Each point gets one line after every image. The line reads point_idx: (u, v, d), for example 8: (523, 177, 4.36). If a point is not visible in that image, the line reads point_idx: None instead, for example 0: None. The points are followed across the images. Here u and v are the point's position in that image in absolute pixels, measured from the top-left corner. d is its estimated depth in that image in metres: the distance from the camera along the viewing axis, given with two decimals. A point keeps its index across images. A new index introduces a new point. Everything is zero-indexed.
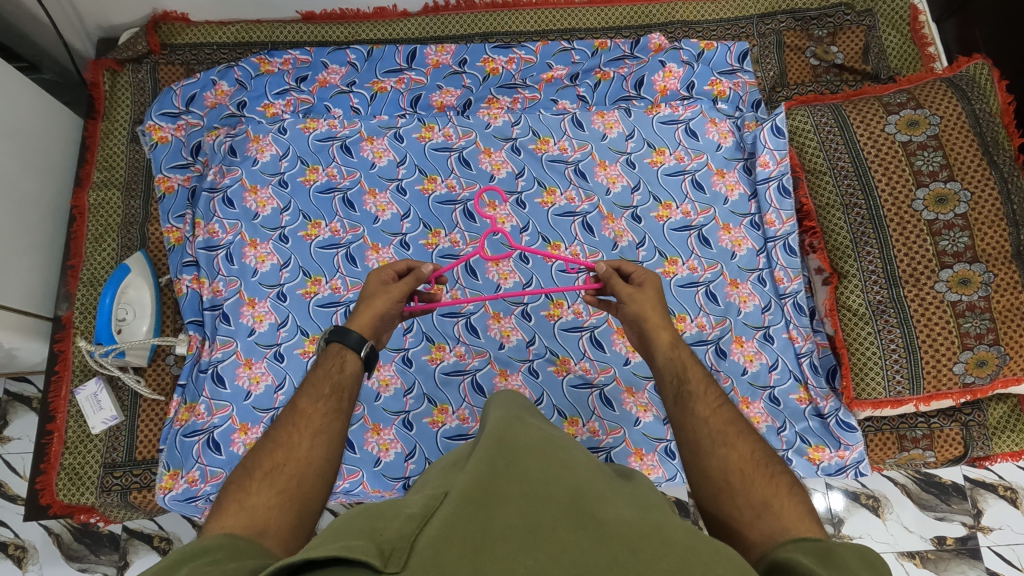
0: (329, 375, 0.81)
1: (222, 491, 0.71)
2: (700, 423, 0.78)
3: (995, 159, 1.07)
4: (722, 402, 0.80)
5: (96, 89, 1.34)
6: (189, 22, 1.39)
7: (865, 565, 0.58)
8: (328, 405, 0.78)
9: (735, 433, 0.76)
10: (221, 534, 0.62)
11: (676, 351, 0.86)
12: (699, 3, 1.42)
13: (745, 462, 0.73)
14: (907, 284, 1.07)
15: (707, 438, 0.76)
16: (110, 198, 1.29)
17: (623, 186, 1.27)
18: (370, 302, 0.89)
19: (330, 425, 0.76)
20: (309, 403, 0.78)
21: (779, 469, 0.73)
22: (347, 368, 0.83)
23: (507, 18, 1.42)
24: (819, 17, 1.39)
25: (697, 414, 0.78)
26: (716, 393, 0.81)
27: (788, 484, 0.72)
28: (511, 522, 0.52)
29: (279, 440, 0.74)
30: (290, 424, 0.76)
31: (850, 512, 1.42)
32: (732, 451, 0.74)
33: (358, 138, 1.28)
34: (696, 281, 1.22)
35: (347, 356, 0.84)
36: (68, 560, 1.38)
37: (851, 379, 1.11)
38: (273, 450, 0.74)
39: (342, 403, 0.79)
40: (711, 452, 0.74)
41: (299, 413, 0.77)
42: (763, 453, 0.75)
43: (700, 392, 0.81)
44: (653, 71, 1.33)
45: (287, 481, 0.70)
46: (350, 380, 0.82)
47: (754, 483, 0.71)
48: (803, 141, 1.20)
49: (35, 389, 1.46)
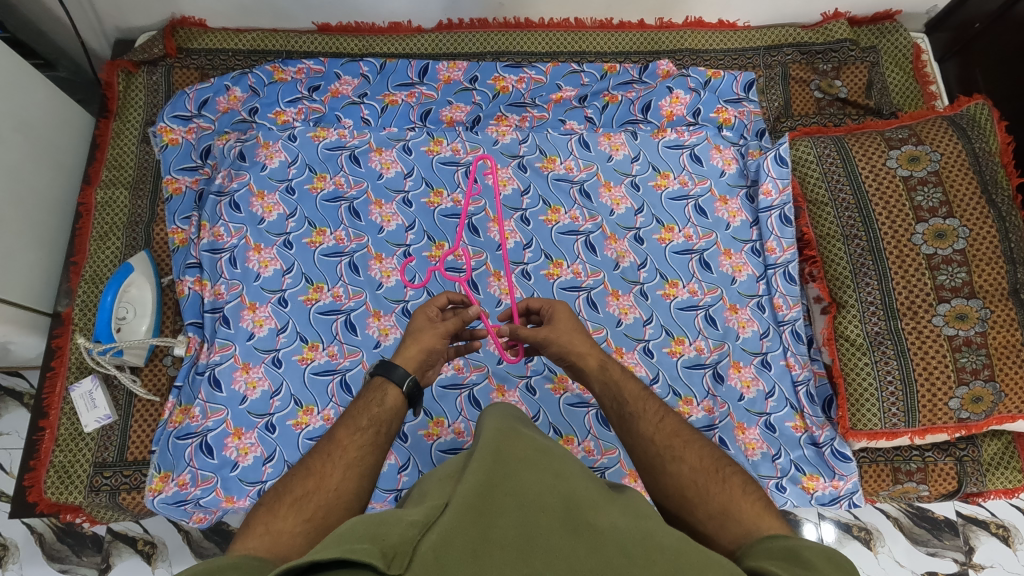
0: (368, 408, 0.81)
1: (251, 512, 0.72)
2: (646, 443, 0.78)
3: (994, 199, 1.09)
4: (662, 416, 0.81)
5: (111, 90, 1.36)
6: (206, 28, 1.41)
7: (833, 566, 0.58)
8: (365, 438, 0.78)
9: (681, 444, 0.77)
10: (241, 555, 0.63)
11: (605, 373, 0.88)
12: (707, 33, 1.45)
13: (696, 473, 0.74)
14: (904, 316, 1.08)
15: (656, 455, 0.76)
16: (117, 197, 1.30)
17: (626, 208, 1.28)
18: (419, 336, 0.90)
19: (365, 458, 0.76)
20: (348, 434, 0.78)
21: (729, 472, 0.75)
22: (387, 403, 0.82)
23: (518, 39, 1.44)
24: (824, 51, 1.42)
25: (641, 434, 0.79)
26: (654, 408, 0.82)
27: (741, 485, 0.74)
28: (508, 532, 0.52)
29: (313, 468, 0.75)
30: (325, 453, 0.76)
31: (842, 543, 1.42)
32: (682, 464, 0.75)
33: (367, 149, 1.29)
34: (696, 304, 1.23)
35: (389, 391, 0.83)
36: (49, 560, 1.36)
37: (847, 410, 1.12)
38: (305, 478, 0.74)
39: (379, 436, 0.79)
40: (662, 470, 0.75)
41: (337, 444, 0.77)
42: (711, 459, 0.76)
43: (641, 410, 0.81)
44: (661, 96, 1.35)
45: (314, 510, 0.71)
46: (390, 414, 0.81)
47: (710, 492, 0.72)
48: (805, 172, 1.21)
49: (27, 384, 1.45)
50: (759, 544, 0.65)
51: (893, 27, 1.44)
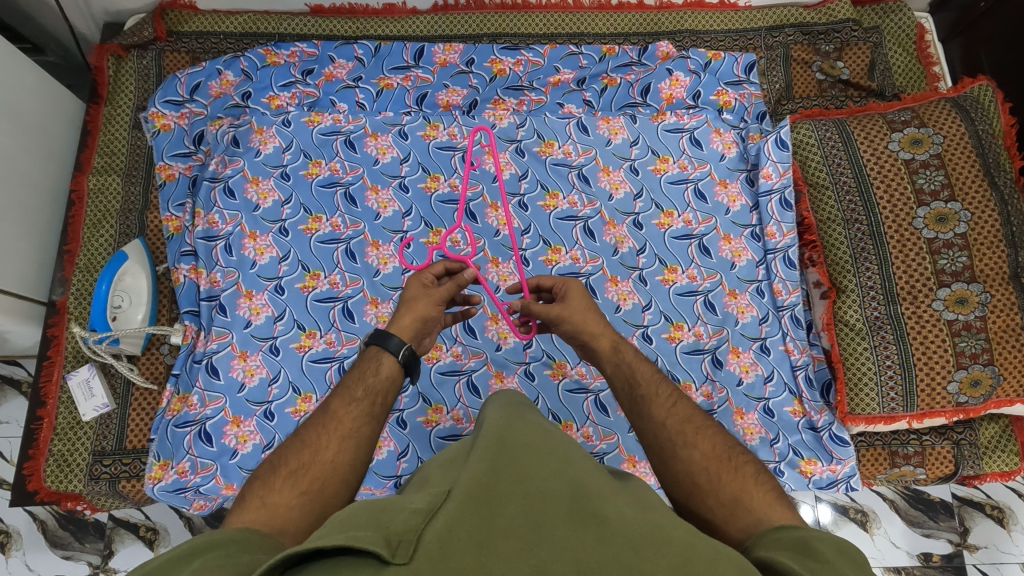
0: (363, 378, 0.81)
1: (247, 486, 0.72)
2: (658, 426, 0.78)
3: (996, 181, 1.08)
4: (676, 400, 0.81)
5: (100, 74, 1.33)
6: (197, 10, 1.38)
7: (844, 558, 0.57)
8: (361, 408, 0.77)
9: (694, 431, 0.77)
10: (240, 530, 0.63)
11: (618, 356, 0.88)
12: (708, 14, 1.42)
13: (709, 461, 0.74)
14: (905, 301, 1.08)
15: (668, 440, 0.76)
16: (110, 183, 1.29)
17: (625, 193, 1.27)
18: (413, 306, 0.90)
19: (360, 430, 0.76)
20: (343, 405, 0.77)
21: (742, 461, 0.75)
22: (382, 372, 0.82)
23: (515, 20, 1.41)
24: (827, 31, 1.38)
25: (654, 418, 0.79)
26: (667, 392, 0.82)
27: (752, 473, 0.73)
28: (514, 521, 0.52)
29: (308, 441, 0.74)
30: (321, 426, 0.76)
31: (839, 525, 1.43)
32: (694, 452, 0.75)
33: (362, 134, 1.27)
34: (695, 290, 1.22)
35: (384, 360, 0.83)
36: (52, 546, 1.37)
37: (846, 394, 1.12)
38: (300, 451, 0.74)
39: (374, 407, 0.78)
40: (673, 455, 0.75)
41: (332, 416, 0.77)
42: (724, 447, 0.76)
43: (653, 394, 0.82)
44: (660, 78, 1.33)
45: (310, 483, 0.70)
46: (385, 384, 0.81)
47: (722, 481, 0.72)
48: (807, 155, 1.20)
49: (25, 372, 1.44)
50: (773, 535, 0.65)
51: (897, 7, 1.41)
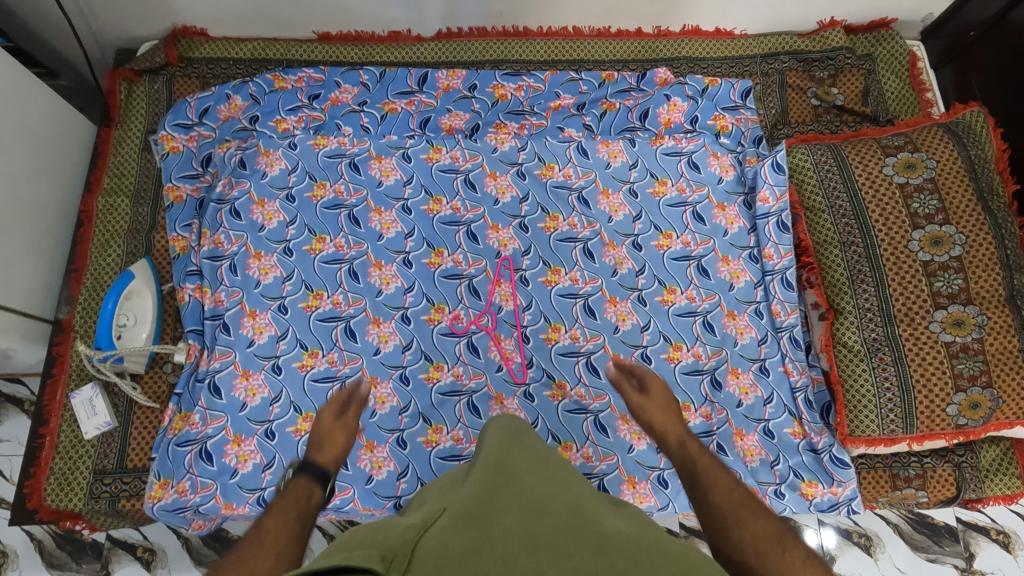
0: (296, 504, 0.87)
1: None
2: (713, 509, 0.82)
3: (990, 205, 1.10)
4: (733, 488, 0.84)
5: (113, 98, 1.37)
6: (208, 37, 1.42)
7: None
8: (293, 529, 0.81)
9: (747, 514, 0.79)
10: None
11: (685, 449, 0.95)
12: (704, 41, 1.46)
13: (758, 540, 0.75)
14: (902, 322, 1.09)
15: (724, 520, 0.79)
16: (118, 205, 1.31)
17: (625, 215, 1.29)
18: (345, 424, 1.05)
19: (291, 546, 0.77)
20: (275, 522, 0.81)
21: (792, 543, 0.74)
22: (314, 498, 0.90)
23: (517, 47, 1.45)
24: (821, 59, 1.43)
25: (711, 502, 0.83)
26: (727, 482, 0.86)
27: (802, 557, 0.72)
28: (509, 538, 0.52)
29: (243, 555, 0.74)
30: (256, 540, 0.77)
31: (842, 550, 1.42)
32: (745, 532, 0.76)
33: (367, 156, 1.30)
34: (694, 310, 1.23)
35: (315, 490, 0.92)
36: (49, 567, 1.36)
37: (845, 416, 1.12)
38: (235, 564, 0.72)
39: (303, 529, 0.82)
40: (728, 534, 0.77)
41: (262, 533, 0.78)
42: (775, 528, 0.76)
43: (712, 482, 0.87)
44: (658, 104, 1.37)
45: None
46: (314, 511, 0.88)
47: (768, 559, 0.72)
48: (802, 179, 1.22)
49: (27, 391, 1.45)
50: None
51: (889, 36, 1.45)
